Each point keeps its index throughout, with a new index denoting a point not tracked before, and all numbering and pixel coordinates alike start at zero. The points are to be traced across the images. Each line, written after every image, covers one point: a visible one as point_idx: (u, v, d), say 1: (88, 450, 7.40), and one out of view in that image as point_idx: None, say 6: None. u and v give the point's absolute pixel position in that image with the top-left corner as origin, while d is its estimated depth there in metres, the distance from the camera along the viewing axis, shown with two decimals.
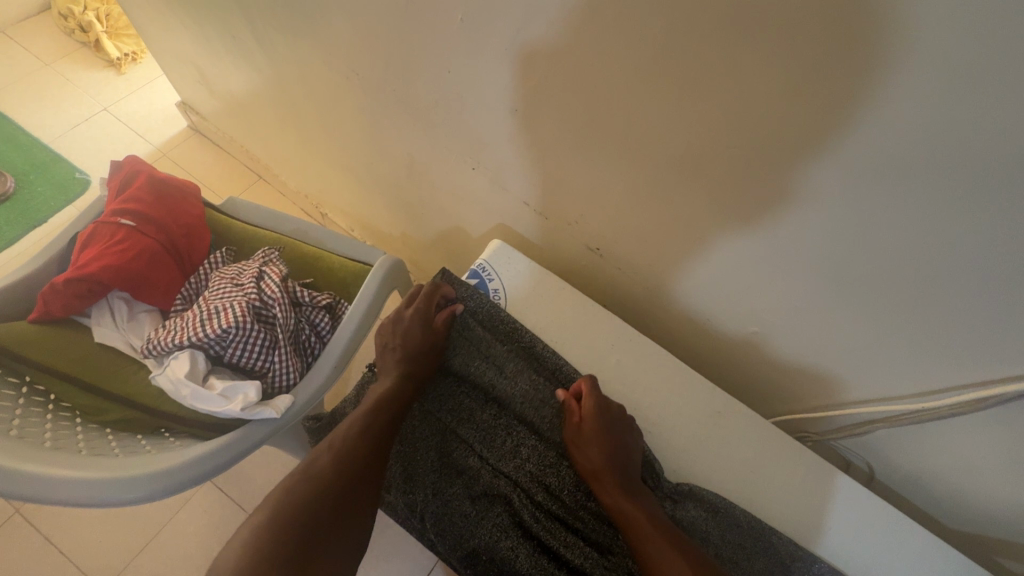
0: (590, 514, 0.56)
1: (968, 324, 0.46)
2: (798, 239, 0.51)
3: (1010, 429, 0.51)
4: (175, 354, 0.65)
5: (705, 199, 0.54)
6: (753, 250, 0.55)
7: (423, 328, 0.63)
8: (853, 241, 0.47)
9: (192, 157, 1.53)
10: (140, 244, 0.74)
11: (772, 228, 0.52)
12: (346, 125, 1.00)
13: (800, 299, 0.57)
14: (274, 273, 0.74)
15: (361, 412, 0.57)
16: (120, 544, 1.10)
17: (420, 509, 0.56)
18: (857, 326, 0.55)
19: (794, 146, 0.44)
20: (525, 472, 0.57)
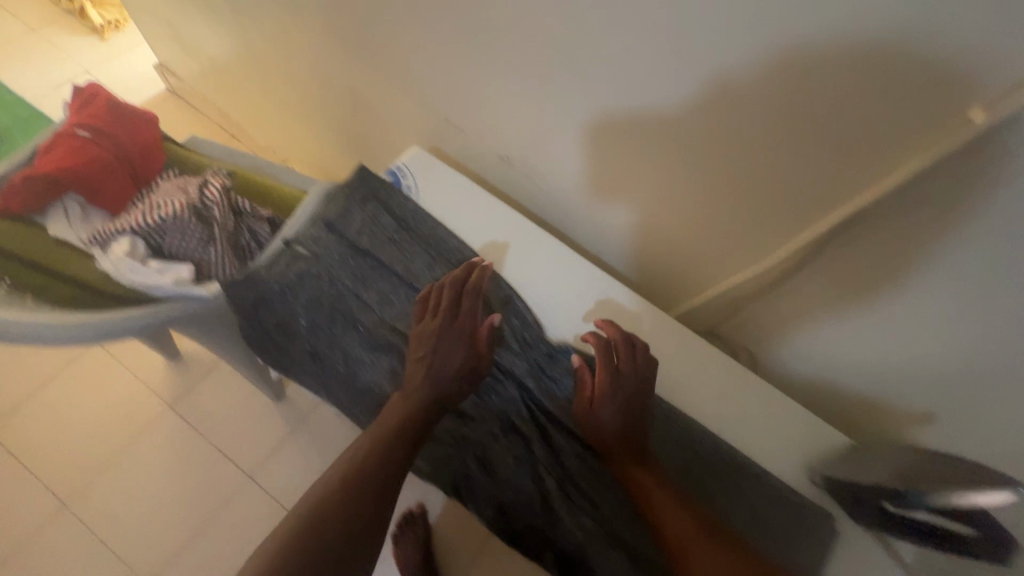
0: (475, 367, 0.62)
1: (935, 319, 0.52)
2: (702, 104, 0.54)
3: (839, 278, 0.57)
4: (118, 239, 0.73)
5: (680, 137, 0.58)
6: (620, 133, 0.64)
7: (452, 335, 0.59)
8: (794, 127, 0.50)
9: (169, 117, 1.61)
10: (94, 153, 0.81)
11: (638, 110, 0.60)
12: (300, 66, 1.08)
13: (666, 179, 0.64)
14: (216, 183, 0.82)
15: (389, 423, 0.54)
16: (86, 462, 1.18)
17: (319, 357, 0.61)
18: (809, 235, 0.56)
19: (827, 108, 0.46)
20: (417, 329, 0.62)
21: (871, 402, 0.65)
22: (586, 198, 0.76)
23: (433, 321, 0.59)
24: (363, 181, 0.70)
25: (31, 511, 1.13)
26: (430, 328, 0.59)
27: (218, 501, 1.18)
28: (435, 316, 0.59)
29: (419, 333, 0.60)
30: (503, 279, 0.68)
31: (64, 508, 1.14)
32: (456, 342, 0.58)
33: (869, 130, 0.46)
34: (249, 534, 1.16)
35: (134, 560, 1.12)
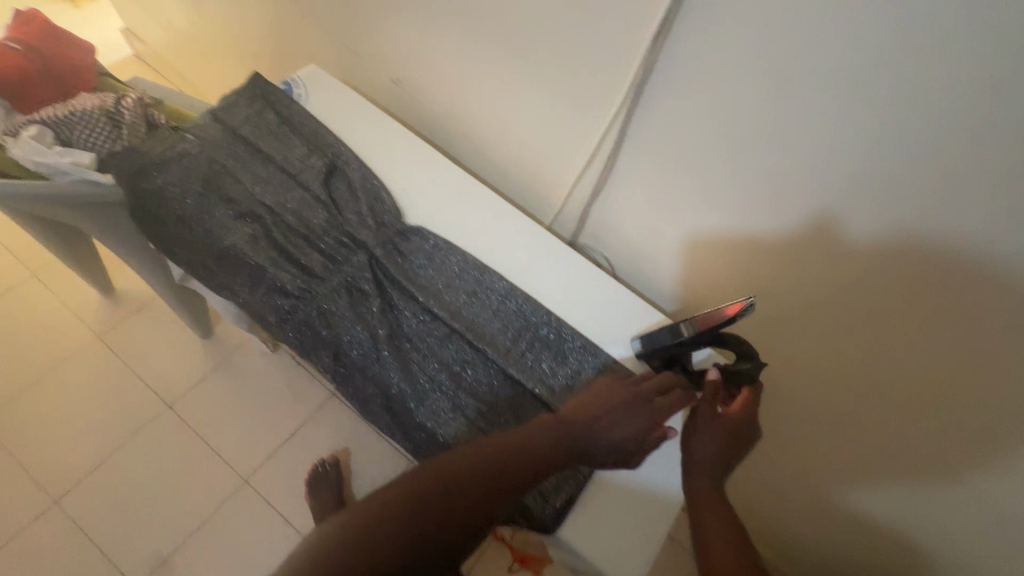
0: (330, 240, 0.67)
1: (912, 359, 0.60)
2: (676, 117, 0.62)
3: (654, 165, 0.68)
4: (27, 128, 0.79)
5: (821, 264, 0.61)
6: (482, 42, 0.75)
7: (635, 412, 0.54)
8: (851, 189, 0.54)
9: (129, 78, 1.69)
10: (22, 64, 0.89)
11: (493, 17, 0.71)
12: (241, 18, 1.17)
13: (519, 83, 0.75)
14: (134, 96, 0.89)
15: (483, 460, 0.50)
16: (9, 385, 1.21)
17: (187, 223, 0.67)
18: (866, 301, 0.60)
19: (938, 229, 0.51)
20: (281, 204, 0.69)
21: (696, 290, 0.76)
22: (467, 115, 0.86)
23: (629, 393, 0.56)
24: (254, 85, 0.77)
25: None
26: (616, 397, 0.56)
27: (134, 428, 1.20)
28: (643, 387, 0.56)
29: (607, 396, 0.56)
30: (371, 172, 0.73)
31: None
32: (636, 416, 0.54)
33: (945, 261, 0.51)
34: (162, 460, 1.18)
35: (44, 478, 1.13)
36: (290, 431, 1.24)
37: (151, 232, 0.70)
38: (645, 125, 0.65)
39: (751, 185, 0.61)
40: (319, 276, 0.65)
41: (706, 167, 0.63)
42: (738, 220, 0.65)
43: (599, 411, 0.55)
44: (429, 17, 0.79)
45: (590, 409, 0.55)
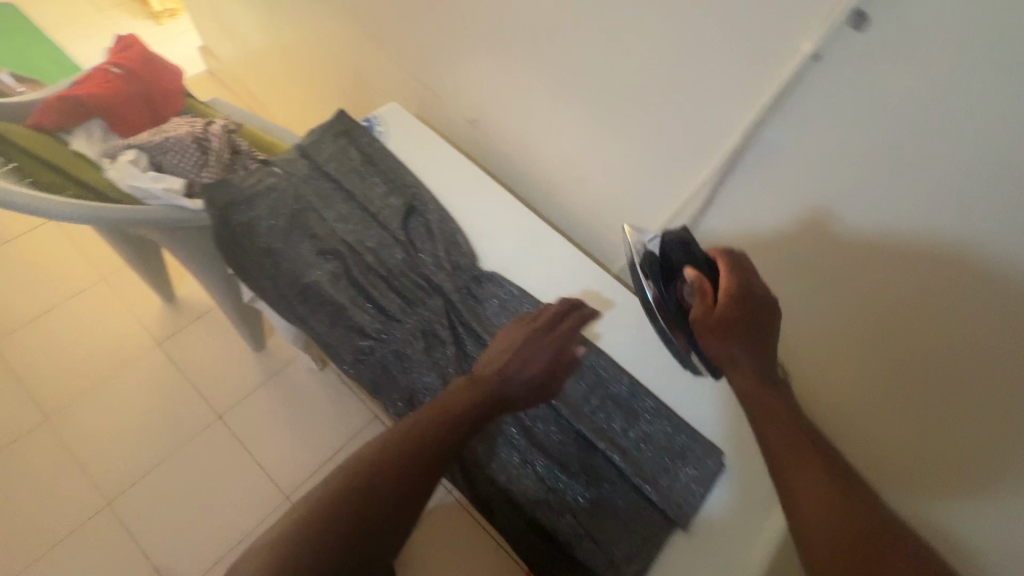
0: (407, 280, 0.68)
1: (874, 380, 0.61)
2: (764, 158, 0.60)
3: (734, 224, 0.66)
4: (125, 153, 0.83)
5: (813, 281, 0.62)
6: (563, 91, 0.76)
7: (542, 353, 0.58)
8: (859, 207, 0.54)
9: (202, 93, 1.77)
10: (119, 87, 0.94)
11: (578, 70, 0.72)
12: (318, 46, 1.22)
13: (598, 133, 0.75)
14: (220, 123, 0.93)
15: (432, 419, 0.52)
16: (73, 383, 1.25)
17: (272, 256, 0.69)
18: (850, 328, 0.61)
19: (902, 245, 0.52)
20: (361, 242, 0.70)
21: None
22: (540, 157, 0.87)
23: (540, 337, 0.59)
24: (339, 123, 0.79)
25: (14, 420, 1.20)
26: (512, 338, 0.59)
27: (186, 433, 1.24)
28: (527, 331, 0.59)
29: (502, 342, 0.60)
30: (449, 215, 0.75)
31: (45, 421, 1.21)
32: (537, 354, 0.58)
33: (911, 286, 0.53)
34: (209, 468, 1.21)
35: (100, 477, 1.17)
36: (332, 449, 1.25)
37: (234, 261, 0.70)
38: (726, 180, 0.64)
39: (783, 189, 0.59)
40: (394, 316, 0.66)
41: (741, 174, 0.62)
42: (771, 227, 0.63)
43: (504, 357, 0.57)
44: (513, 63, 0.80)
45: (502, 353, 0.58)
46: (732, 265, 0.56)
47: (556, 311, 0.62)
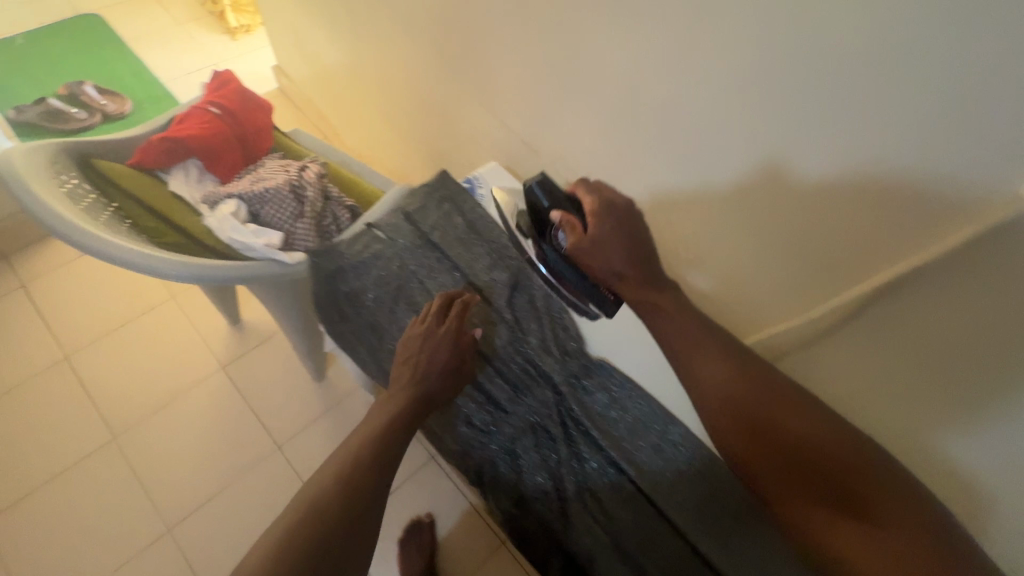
0: (514, 364, 0.66)
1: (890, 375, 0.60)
2: (918, 285, 0.54)
3: (893, 345, 0.59)
4: (225, 202, 0.83)
5: (894, 339, 0.58)
6: (677, 170, 0.70)
7: (448, 350, 0.61)
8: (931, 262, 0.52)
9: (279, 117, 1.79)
10: (219, 128, 0.94)
11: (699, 155, 0.67)
12: (400, 84, 1.20)
13: (717, 218, 0.70)
14: (313, 169, 0.93)
15: (387, 419, 0.57)
16: (141, 402, 1.26)
17: (379, 332, 0.67)
18: (882, 353, 0.60)
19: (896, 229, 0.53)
20: (465, 318, 0.67)
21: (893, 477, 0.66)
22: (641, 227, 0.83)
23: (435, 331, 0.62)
24: (442, 187, 0.78)
25: (83, 436, 1.21)
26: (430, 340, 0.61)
27: (246, 463, 1.24)
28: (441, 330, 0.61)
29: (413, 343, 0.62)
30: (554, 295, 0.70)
31: (112, 440, 1.22)
32: (439, 346, 0.61)
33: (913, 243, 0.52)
34: (267, 498, 1.20)
35: (163, 502, 1.18)
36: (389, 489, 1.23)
37: (330, 321, 0.71)
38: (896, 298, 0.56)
39: (789, 186, 0.60)
40: (502, 405, 0.63)
41: (752, 178, 0.63)
42: (803, 241, 0.62)
43: (413, 359, 0.60)
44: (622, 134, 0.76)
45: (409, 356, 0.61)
46: (589, 192, 0.62)
47: (437, 304, 0.64)
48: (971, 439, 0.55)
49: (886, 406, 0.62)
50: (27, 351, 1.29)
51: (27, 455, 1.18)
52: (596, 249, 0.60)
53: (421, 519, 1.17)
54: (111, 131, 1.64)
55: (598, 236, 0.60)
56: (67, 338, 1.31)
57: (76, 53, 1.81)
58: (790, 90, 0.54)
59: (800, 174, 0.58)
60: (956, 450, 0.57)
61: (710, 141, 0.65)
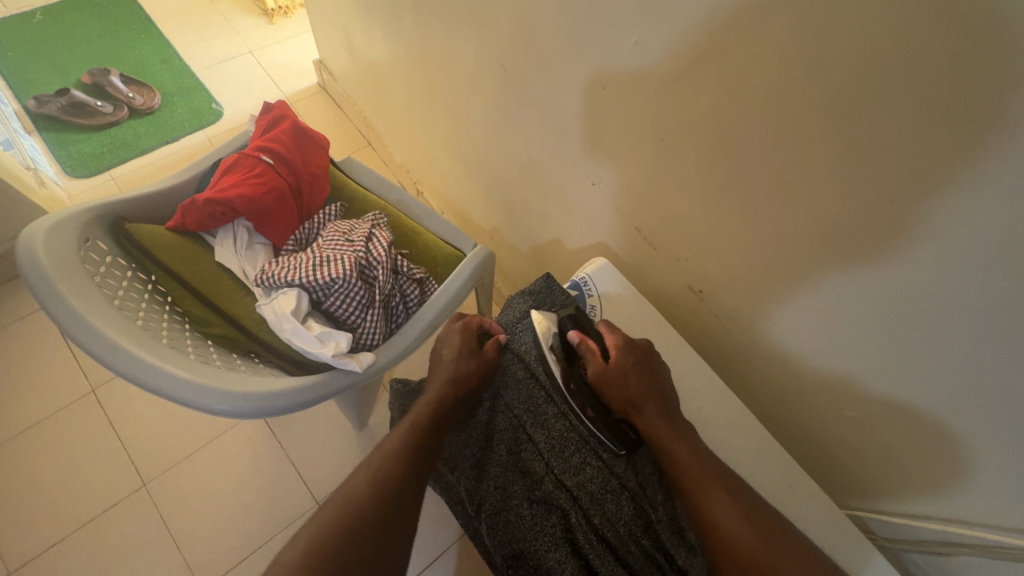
0: (641, 552, 0.53)
1: (924, 409, 0.56)
2: (997, 369, 0.48)
3: (1007, 457, 0.51)
4: (284, 290, 0.69)
5: (917, 366, 0.54)
6: (850, 315, 0.57)
7: (467, 344, 0.62)
8: (951, 295, 0.47)
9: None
10: (273, 182, 0.79)
11: (900, 324, 0.53)
12: (468, 115, 1.02)
13: (909, 395, 0.57)
14: (382, 238, 0.79)
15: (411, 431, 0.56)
16: (171, 447, 1.17)
17: (481, 497, 0.59)
18: (915, 382, 0.55)
19: (935, 262, 0.47)
20: (586, 492, 0.55)
21: None
22: (788, 354, 0.68)
23: (449, 332, 0.64)
24: (547, 297, 0.66)
25: (111, 483, 1.13)
26: (450, 343, 0.63)
27: (282, 519, 1.13)
28: (452, 329, 0.64)
29: (435, 350, 0.64)
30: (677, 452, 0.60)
31: (141, 487, 1.13)
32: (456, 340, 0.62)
33: (959, 274, 0.46)
34: None
35: (194, 559, 1.08)
36: (432, 558, 1.12)
37: None
38: None
39: (964, 392, 0.51)
40: None
41: (874, 333, 0.56)
42: (914, 352, 0.54)
43: (437, 359, 0.63)
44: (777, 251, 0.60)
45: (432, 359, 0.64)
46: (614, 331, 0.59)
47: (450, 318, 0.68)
48: None
49: (919, 439, 0.58)
50: (52, 383, 1.20)
51: (52, 501, 1.10)
52: (617, 375, 0.56)
53: None
54: (137, 128, 1.50)
55: (621, 367, 0.56)
56: (94, 371, 1.23)
57: (101, 36, 1.65)
58: (957, 294, 0.47)
59: (937, 307, 0.49)
60: (1001, 490, 0.53)
61: (914, 317, 0.51)
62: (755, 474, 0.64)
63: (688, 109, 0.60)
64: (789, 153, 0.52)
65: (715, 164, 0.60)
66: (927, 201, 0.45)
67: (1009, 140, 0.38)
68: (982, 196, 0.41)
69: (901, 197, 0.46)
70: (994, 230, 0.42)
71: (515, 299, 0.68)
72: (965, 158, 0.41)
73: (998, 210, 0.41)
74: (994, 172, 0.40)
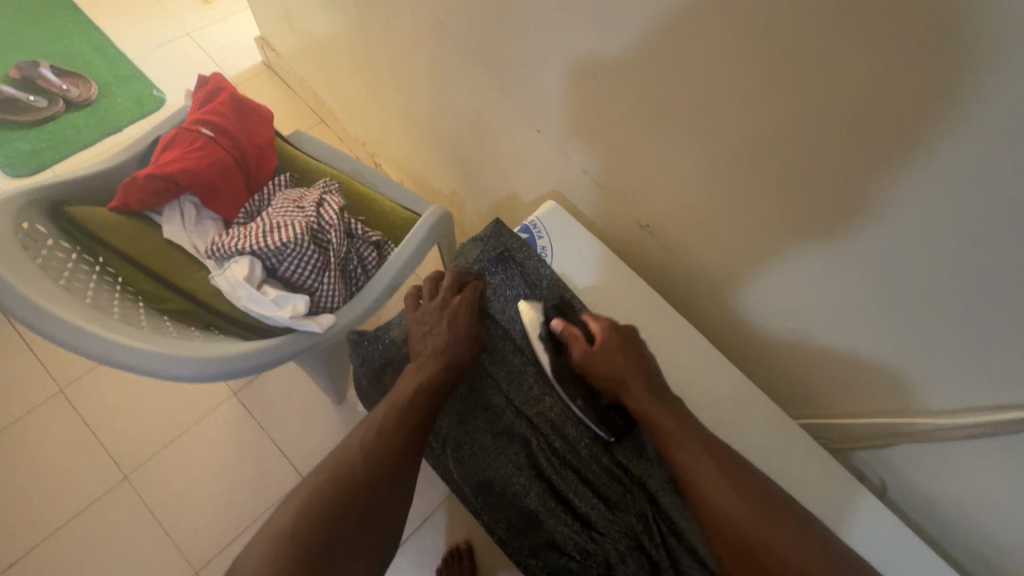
0: (601, 469, 0.57)
1: (855, 313, 0.59)
2: (912, 262, 0.51)
3: (927, 343, 0.55)
4: (236, 258, 0.69)
5: (843, 271, 0.57)
6: (781, 227, 0.59)
7: (468, 319, 0.60)
8: (864, 195, 0.50)
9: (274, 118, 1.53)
10: (216, 155, 0.78)
11: (828, 232, 0.55)
12: (413, 76, 1.01)
13: (842, 301, 0.60)
14: (334, 203, 0.78)
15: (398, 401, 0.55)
16: (149, 438, 1.16)
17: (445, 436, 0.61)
18: (846, 286, 0.58)
19: (852, 161, 0.49)
20: (547, 419, 0.59)
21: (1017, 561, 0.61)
22: (732, 277, 0.70)
23: (448, 303, 0.61)
24: (498, 241, 0.67)
25: (91, 479, 1.12)
26: (450, 315, 0.60)
27: (270, 496, 1.14)
28: (453, 301, 0.61)
29: (429, 318, 0.60)
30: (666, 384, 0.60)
31: (123, 480, 1.13)
32: (458, 314, 0.60)
33: (873, 170, 0.48)
34: None
35: (185, 543, 1.09)
36: (422, 517, 1.15)
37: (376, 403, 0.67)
38: (951, 310, 0.51)
39: (893, 287, 0.54)
40: (595, 524, 0.54)
41: (804, 242, 0.58)
42: (840, 258, 0.56)
43: (433, 330, 0.59)
44: (714, 175, 0.62)
45: (426, 330, 0.59)
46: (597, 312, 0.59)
47: (448, 282, 0.63)
48: (958, 379, 0.54)
49: (852, 341, 0.62)
50: (17, 387, 1.18)
51: (33, 501, 1.09)
52: (599, 355, 0.56)
53: (459, 548, 1.11)
54: (77, 121, 1.44)
55: (606, 346, 0.56)
56: (60, 371, 1.20)
57: (26, 28, 1.57)
58: (872, 192, 0.49)
59: (857, 209, 0.51)
60: (926, 379, 0.57)
61: (837, 220, 0.54)
62: (712, 392, 0.67)
63: (615, 40, 0.60)
64: (712, 73, 0.54)
65: (653, 96, 0.61)
66: (839, 104, 0.46)
67: (902, 28, 0.39)
68: (887, 88, 0.43)
69: (815, 103, 0.48)
70: (898, 119, 0.44)
71: (468, 247, 0.68)
72: (867, 58, 0.42)
73: (903, 99, 0.42)
74: (893, 62, 0.41)
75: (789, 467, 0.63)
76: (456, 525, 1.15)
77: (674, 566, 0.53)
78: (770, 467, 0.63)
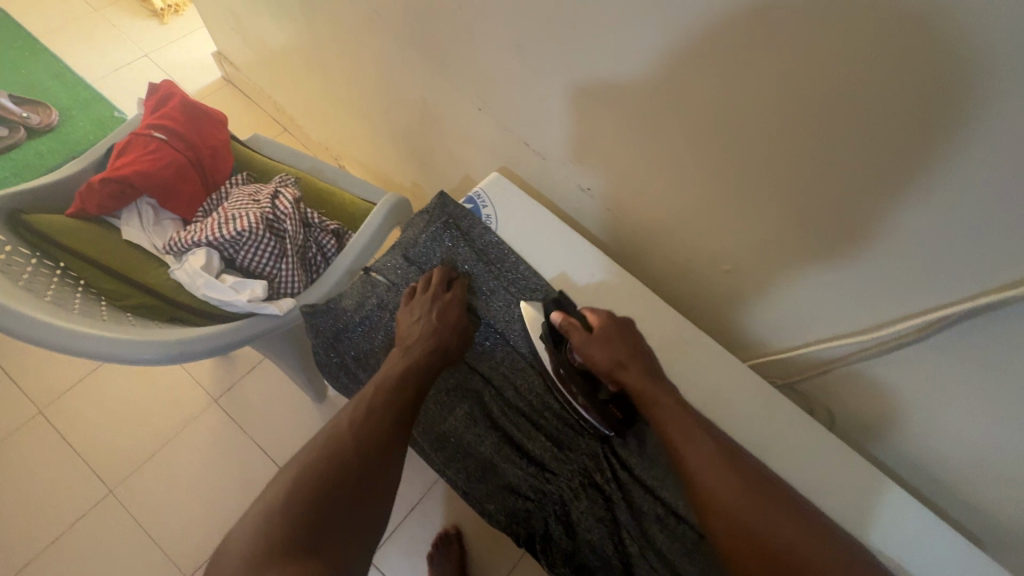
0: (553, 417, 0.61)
1: (776, 249, 0.63)
2: (814, 185, 0.54)
3: (840, 270, 0.59)
4: (193, 251, 0.72)
5: (761, 206, 0.61)
6: (703, 171, 0.63)
7: (461, 309, 0.64)
8: (764, 127, 0.53)
9: (236, 125, 1.55)
10: (169, 157, 0.80)
11: (740, 168, 0.59)
12: (361, 71, 1.04)
13: (763, 237, 0.63)
14: (288, 193, 0.80)
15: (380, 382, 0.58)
16: (131, 451, 1.17)
17: None
18: (765, 223, 0.62)
19: (746, 95, 0.52)
20: (497, 371, 0.65)
21: (957, 473, 0.65)
22: (671, 230, 0.74)
23: (442, 296, 0.64)
24: (444, 213, 0.71)
25: (76, 495, 1.13)
26: (443, 304, 0.64)
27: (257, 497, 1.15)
28: (448, 294, 0.65)
29: (421, 308, 0.63)
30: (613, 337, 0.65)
31: (108, 494, 1.13)
32: (451, 304, 0.64)
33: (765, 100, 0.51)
34: None
35: (173, 549, 1.10)
36: (410, 504, 1.17)
37: (337, 379, 0.70)
38: (852, 235, 0.55)
39: (803, 217, 0.58)
40: (548, 466, 0.59)
41: (723, 183, 0.62)
42: (756, 194, 0.60)
43: (423, 318, 0.62)
44: (637, 131, 0.65)
45: (419, 319, 0.62)
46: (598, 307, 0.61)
47: (437, 277, 0.66)
48: (875, 300, 0.58)
49: (778, 275, 0.65)
50: None
51: (19, 522, 1.10)
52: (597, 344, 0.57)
53: (448, 530, 1.12)
54: (40, 147, 1.45)
55: (605, 337, 0.57)
56: (37, 392, 1.21)
57: None
58: (768, 123, 0.53)
59: (761, 142, 0.55)
60: (846, 303, 0.61)
61: (746, 153, 0.57)
62: (659, 338, 0.69)
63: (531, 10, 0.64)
64: (618, 30, 0.57)
65: (572, 61, 0.65)
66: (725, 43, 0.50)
67: None
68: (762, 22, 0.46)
69: (706, 46, 0.51)
70: (775, 51, 0.47)
71: (415, 221, 0.72)
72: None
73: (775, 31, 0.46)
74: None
75: (735, 402, 0.66)
76: (444, 508, 1.17)
77: (625, 497, 0.56)
78: (716, 402, 0.66)
